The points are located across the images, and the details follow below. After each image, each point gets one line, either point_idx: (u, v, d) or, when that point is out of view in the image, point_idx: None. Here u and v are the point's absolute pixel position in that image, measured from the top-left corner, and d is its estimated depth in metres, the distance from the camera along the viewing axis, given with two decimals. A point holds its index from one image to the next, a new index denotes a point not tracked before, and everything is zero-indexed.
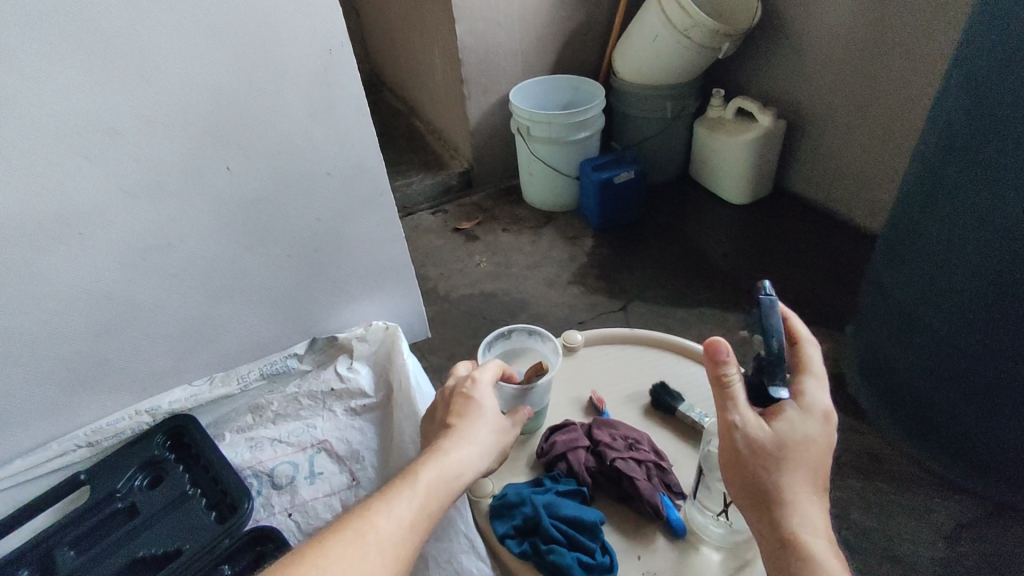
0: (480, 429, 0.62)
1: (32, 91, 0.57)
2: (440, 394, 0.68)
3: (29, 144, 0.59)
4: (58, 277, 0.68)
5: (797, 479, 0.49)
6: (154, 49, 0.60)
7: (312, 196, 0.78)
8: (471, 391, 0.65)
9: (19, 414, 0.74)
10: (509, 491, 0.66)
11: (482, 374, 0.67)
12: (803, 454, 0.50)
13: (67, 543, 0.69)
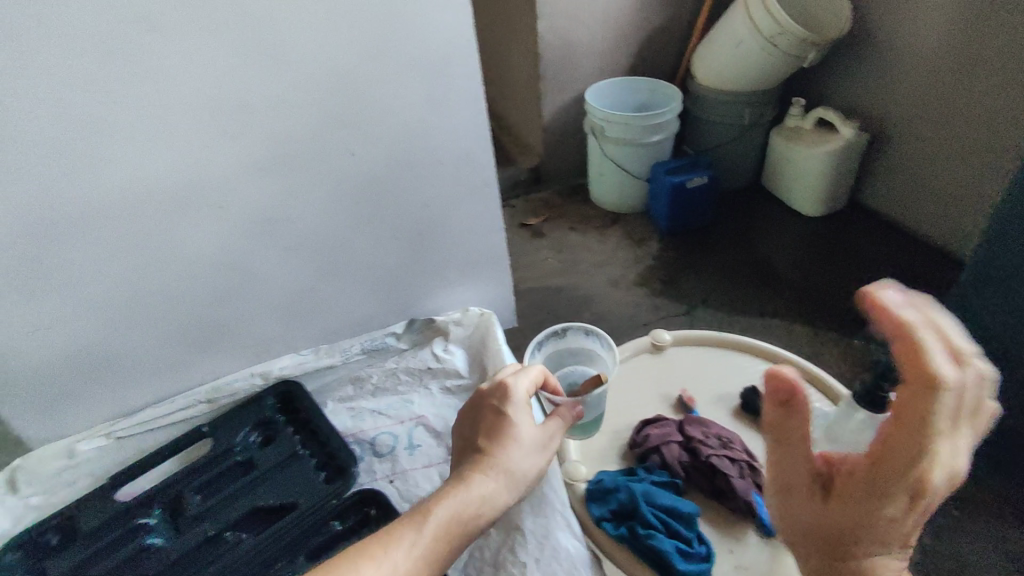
0: (515, 454, 0.58)
1: (190, 71, 0.63)
2: (472, 398, 0.64)
3: (182, 120, 0.66)
4: (195, 243, 0.74)
5: (867, 534, 0.44)
6: (296, 37, 0.65)
7: (421, 182, 0.81)
8: (505, 407, 0.60)
9: (146, 367, 0.81)
10: (604, 478, 0.70)
11: (520, 385, 0.62)
12: (879, 513, 0.43)
13: (194, 488, 0.75)
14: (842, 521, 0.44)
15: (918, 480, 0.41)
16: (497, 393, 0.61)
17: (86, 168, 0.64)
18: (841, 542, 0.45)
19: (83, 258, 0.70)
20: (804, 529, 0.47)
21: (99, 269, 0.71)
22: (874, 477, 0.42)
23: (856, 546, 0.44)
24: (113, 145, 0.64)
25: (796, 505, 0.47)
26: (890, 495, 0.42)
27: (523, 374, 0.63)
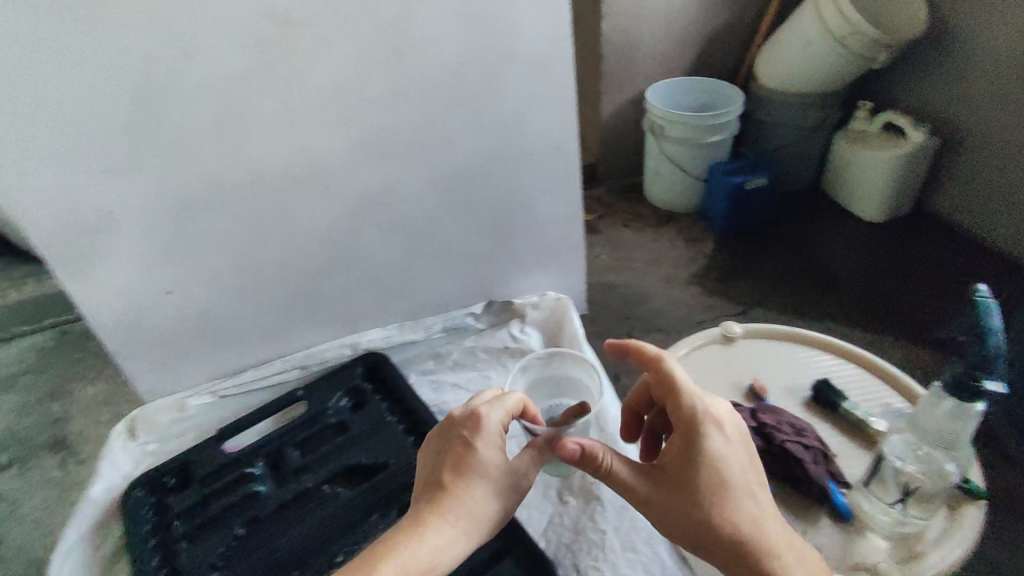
0: (484, 495, 0.56)
1: (314, 61, 0.71)
2: (442, 423, 0.60)
3: (303, 104, 0.74)
4: (303, 217, 0.82)
5: (721, 485, 0.53)
6: (410, 32, 0.72)
7: (513, 171, 0.86)
8: (474, 440, 0.57)
9: (254, 332, 0.90)
10: None
11: (495, 417, 0.58)
12: (712, 462, 0.53)
13: (293, 444, 0.82)
14: (693, 483, 0.53)
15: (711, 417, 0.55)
16: (468, 424, 0.58)
17: (217, 147, 0.74)
18: (710, 503, 0.53)
19: (205, 229, 0.80)
20: (679, 520, 0.53)
21: (218, 239, 0.81)
22: (684, 436, 0.55)
23: (721, 500, 0.53)
24: (239, 128, 0.73)
25: (664, 506, 0.54)
26: (708, 440, 0.54)
27: (501, 403, 0.60)
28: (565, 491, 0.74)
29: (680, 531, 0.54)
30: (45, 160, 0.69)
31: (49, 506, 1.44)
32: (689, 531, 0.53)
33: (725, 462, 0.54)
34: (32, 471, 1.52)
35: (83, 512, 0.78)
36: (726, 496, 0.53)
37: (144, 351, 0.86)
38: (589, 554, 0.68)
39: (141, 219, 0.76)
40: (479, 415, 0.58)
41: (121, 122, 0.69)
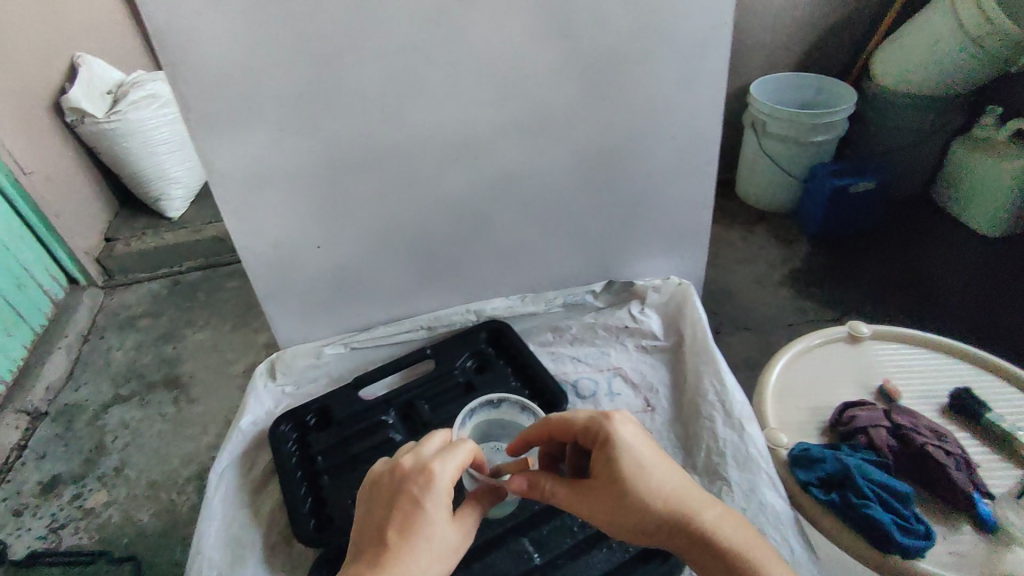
0: (429, 559, 0.56)
1: (483, 36, 0.74)
2: (387, 475, 0.60)
3: (467, 78, 0.77)
4: (449, 185, 0.86)
5: (643, 473, 0.59)
6: (576, 10, 0.74)
7: (651, 154, 0.87)
8: (422, 500, 0.57)
9: (387, 290, 0.95)
10: (811, 447, 0.73)
11: (445, 474, 0.58)
12: (629, 460, 0.59)
13: (423, 398, 0.87)
14: (617, 477, 0.59)
15: (615, 422, 0.60)
16: (418, 482, 0.57)
17: (382, 116, 0.79)
18: (637, 489, 0.58)
19: (359, 192, 0.85)
20: (618, 513, 0.59)
21: (368, 201, 0.86)
22: (600, 445, 0.60)
23: (646, 485, 0.58)
24: (404, 97, 0.77)
25: (602, 506, 0.59)
26: (619, 442, 0.59)
27: (455, 457, 0.60)
28: (688, 469, 0.76)
29: (623, 522, 0.59)
30: (237, 116, 0.75)
31: (165, 438, 1.57)
32: (629, 521, 0.59)
33: (638, 454, 0.59)
34: (149, 406, 1.66)
35: (234, 440, 0.86)
36: (647, 481, 0.59)
37: (288, 300, 0.93)
38: None
39: (303, 177, 0.82)
40: (433, 469, 0.58)
41: (306, 88, 0.75)
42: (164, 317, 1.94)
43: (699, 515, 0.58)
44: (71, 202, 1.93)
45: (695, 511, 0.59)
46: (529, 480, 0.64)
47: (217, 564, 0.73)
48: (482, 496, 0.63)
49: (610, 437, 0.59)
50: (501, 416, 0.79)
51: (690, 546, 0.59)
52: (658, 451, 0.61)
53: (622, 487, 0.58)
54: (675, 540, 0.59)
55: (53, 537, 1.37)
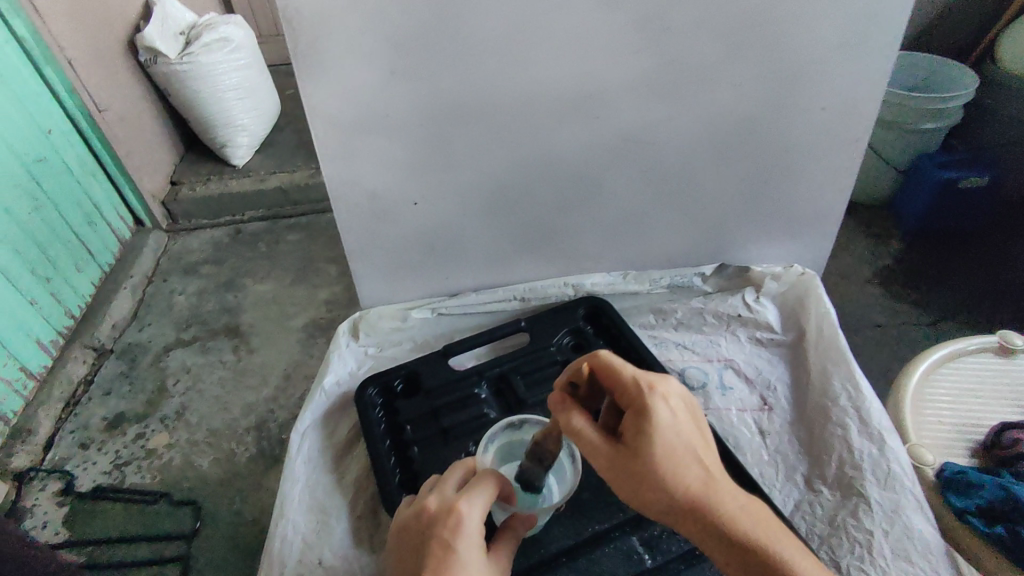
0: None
1: None
2: (416, 519, 0.56)
3: (602, 25, 0.67)
4: (561, 149, 0.77)
5: (674, 451, 0.53)
6: None
7: (794, 127, 0.77)
8: (454, 542, 0.53)
9: (480, 257, 0.88)
10: (967, 471, 0.67)
11: (473, 515, 0.54)
12: (662, 433, 0.53)
13: (518, 373, 0.82)
14: (648, 448, 0.53)
15: (657, 392, 0.55)
16: (446, 525, 0.54)
17: (500, 64, 0.69)
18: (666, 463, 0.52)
19: (467, 147, 0.76)
20: (636, 482, 0.53)
21: (475, 154, 0.77)
22: (635, 412, 0.54)
23: (676, 462, 0.53)
24: (527, 43, 0.67)
25: (622, 468, 0.54)
26: (656, 414, 0.53)
27: (478, 492, 0.56)
28: (815, 479, 0.69)
29: (639, 492, 0.53)
30: (342, 49, 0.66)
31: (226, 385, 1.58)
32: (647, 492, 0.53)
33: (675, 432, 0.53)
34: (210, 352, 1.66)
35: (316, 400, 0.82)
36: (676, 459, 0.53)
37: (374, 258, 0.86)
38: (852, 552, 0.63)
39: (397, 127, 0.73)
40: (461, 510, 0.54)
41: (422, 27, 0.65)
42: (225, 265, 1.94)
43: (726, 506, 0.52)
44: (139, 141, 1.91)
45: (722, 500, 0.52)
46: (561, 401, 0.57)
47: (303, 531, 0.71)
48: (515, 526, 0.59)
49: (649, 403, 0.54)
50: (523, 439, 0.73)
51: (706, 533, 0.52)
52: (697, 433, 0.55)
53: (649, 458, 0.53)
54: (689, 525, 0.53)
55: (117, 473, 1.39)
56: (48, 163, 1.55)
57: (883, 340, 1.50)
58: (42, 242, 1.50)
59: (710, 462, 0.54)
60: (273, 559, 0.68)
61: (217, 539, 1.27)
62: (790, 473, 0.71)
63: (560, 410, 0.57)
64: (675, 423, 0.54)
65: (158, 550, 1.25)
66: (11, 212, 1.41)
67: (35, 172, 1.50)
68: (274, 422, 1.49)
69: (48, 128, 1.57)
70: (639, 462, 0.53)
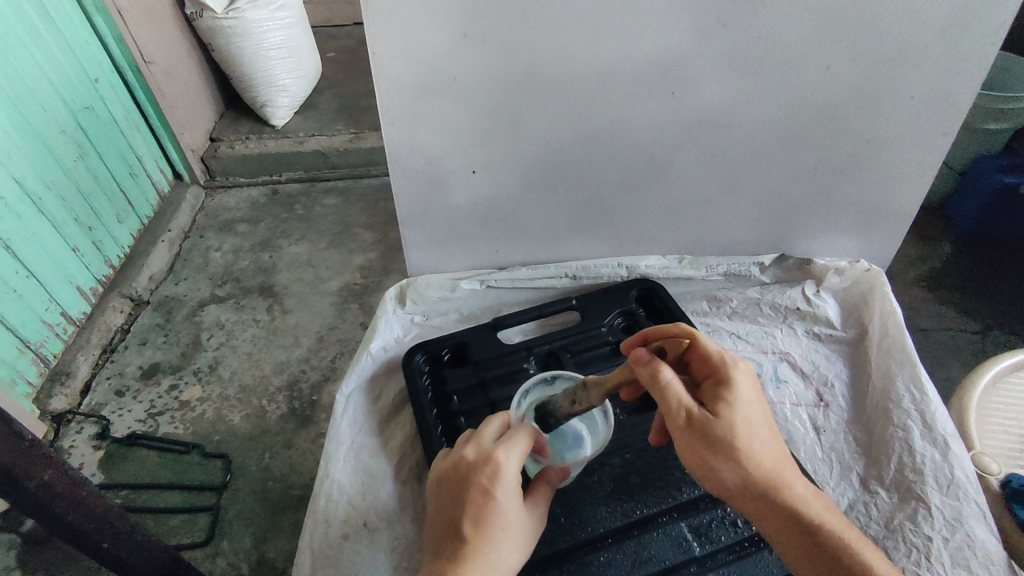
0: (509, 547, 0.52)
1: None
2: (453, 466, 0.54)
3: None
4: (631, 125, 0.75)
5: (753, 424, 0.53)
6: None
7: (877, 116, 0.73)
8: (493, 491, 0.52)
9: (535, 232, 0.87)
10: None
11: (512, 464, 0.53)
12: (744, 405, 0.53)
13: (568, 350, 0.81)
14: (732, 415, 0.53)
15: (740, 369, 0.55)
16: (485, 474, 0.52)
17: (579, 31, 0.66)
18: (745, 433, 0.52)
19: (535, 116, 0.73)
20: (715, 448, 0.52)
21: (542, 124, 0.74)
22: (715, 382, 0.55)
23: (754, 436, 0.53)
24: (608, 10, 0.65)
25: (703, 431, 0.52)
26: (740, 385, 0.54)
27: (516, 443, 0.54)
28: (872, 480, 0.68)
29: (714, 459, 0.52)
30: (416, 8, 0.63)
31: (259, 343, 1.59)
32: (723, 459, 0.52)
33: (754, 407, 0.54)
34: (244, 310, 1.68)
35: (363, 363, 0.83)
36: (758, 435, 0.53)
37: (427, 225, 0.85)
38: (909, 557, 0.61)
39: (464, 92, 0.71)
40: (499, 459, 0.52)
41: None
42: (261, 225, 1.94)
43: (794, 484, 0.52)
44: (182, 96, 1.91)
45: (789, 479, 0.53)
46: (648, 355, 0.55)
47: (347, 492, 0.71)
48: (549, 477, 0.59)
49: (735, 374, 0.54)
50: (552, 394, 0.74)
51: (772, 512, 0.52)
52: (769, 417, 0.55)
53: (732, 425, 0.52)
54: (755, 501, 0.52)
55: (151, 422, 1.41)
56: (94, 112, 1.56)
57: (929, 344, 1.45)
58: (86, 191, 1.51)
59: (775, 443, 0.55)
60: (319, 516, 0.69)
61: (247, 492, 1.29)
62: (846, 472, 0.69)
63: (645, 363, 0.54)
64: (756, 401, 0.55)
65: (190, 499, 1.27)
66: (58, 158, 1.42)
67: (82, 121, 1.50)
68: (305, 382, 1.50)
69: (95, 76, 1.56)
70: (721, 428, 0.52)
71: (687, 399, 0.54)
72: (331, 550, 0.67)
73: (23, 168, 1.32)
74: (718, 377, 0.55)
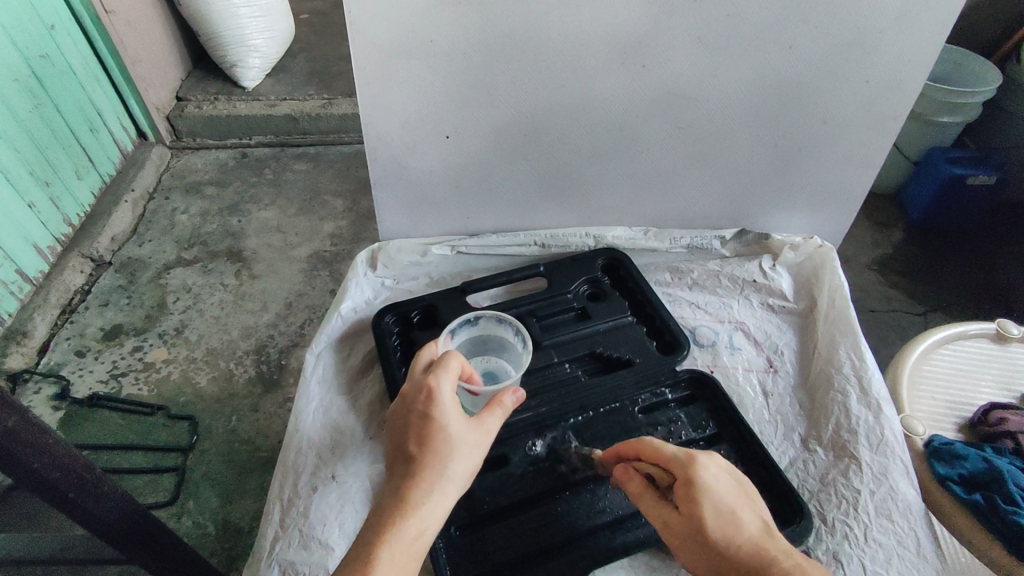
0: (460, 457, 0.54)
1: None
2: (396, 404, 0.57)
3: None
4: (601, 96, 0.77)
5: (722, 514, 0.54)
6: None
7: (836, 98, 0.77)
8: (430, 411, 0.54)
9: (506, 198, 0.88)
10: (953, 443, 0.72)
11: (444, 386, 0.56)
12: (709, 501, 0.55)
13: (533, 314, 0.83)
14: (699, 514, 0.54)
15: (700, 466, 0.56)
16: (420, 400, 0.55)
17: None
18: (718, 529, 0.54)
19: (509, 82, 0.75)
20: (698, 550, 0.54)
21: (516, 90, 0.75)
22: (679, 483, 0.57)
23: (728, 528, 0.54)
24: None
25: (687, 537, 0.55)
26: (699, 479, 0.55)
27: (445, 371, 0.57)
28: (811, 439, 0.72)
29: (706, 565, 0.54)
30: None
31: (226, 307, 1.58)
32: (711, 560, 0.54)
33: (719, 497, 0.55)
34: (211, 273, 1.66)
35: (334, 323, 0.84)
36: (724, 526, 0.54)
37: (399, 188, 0.86)
38: (839, 507, 0.65)
39: (438, 54, 0.71)
40: (430, 384, 0.55)
41: None
42: (229, 188, 1.91)
43: (778, 562, 0.52)
44: (147, 51, 1.84)
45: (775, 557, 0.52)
46: (626, 472, 0.62)
47: (316, 445, 0.73)
48: (500, 401, 0.58)
49: (689, 472, 0.56)
50: (481, 331, 0.79)
51: None
52: (743, 506, 0.55)
53: (698, 525, 0.54)
54: None
55: (114, 383, 1.40)
56: (50, 61, 1.49)
57: (877, 324, 1.52)
58: (44, 144, 1.46)
59: (762, 522, 0.55)
60: (288, 467, 0.71)
61: (213, 453, 1.29)
62: (789, 433, 0.74)
63: (625, 480, 0.61)
64: (720, 494, 0.55)
65: (153, 460, 1.27)
66: (10, 107, 1.36)
67: (37, 70, 1.44)
68: (273, 347, 1.50)
69: (51, 24, 1.50)
70: (686, 529, 0.55)
71: (657, 510, 0.58)
72: (298, 500, 0.69)
73: None
74: (679, 480, 0.57)
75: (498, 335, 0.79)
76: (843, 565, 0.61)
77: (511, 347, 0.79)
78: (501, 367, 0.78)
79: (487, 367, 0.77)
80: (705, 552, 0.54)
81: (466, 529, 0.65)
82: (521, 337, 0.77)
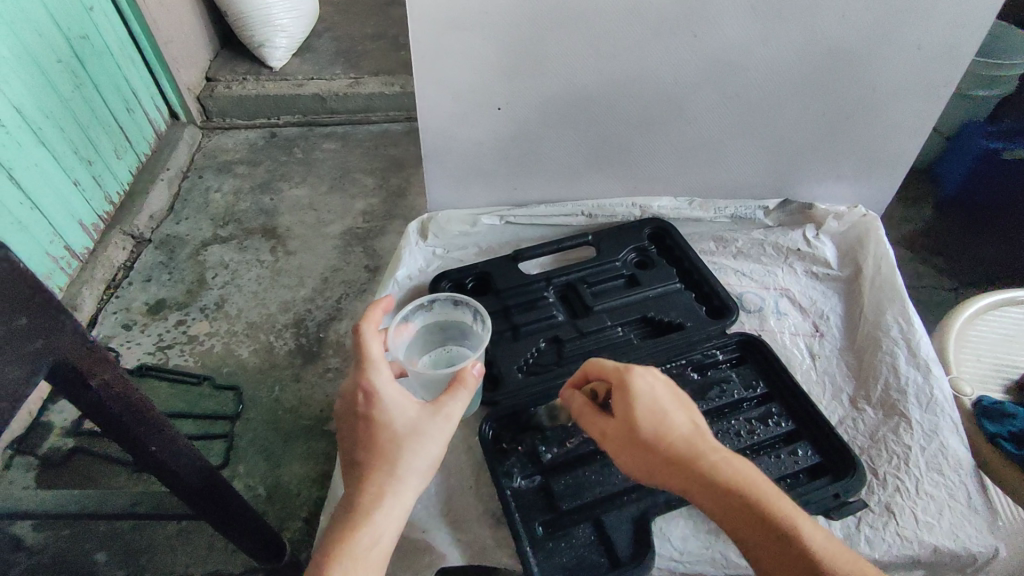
0: (409, 453, 0.56)
1: None
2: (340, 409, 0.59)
3: None
4: (653, 65, 0.78)
5: (654, 411, 0.57)
6: None
7: (884, 66, 0.78)
8: (370, 412, 0.56)
9: (555, 168, 0.90)
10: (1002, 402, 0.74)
11: (380, 384, 0.57)
12: (641, 400, 0.57)
13: (582, 282, 0.86)
14: (632, 412, 0.57)
15: (635, 368, 0.59)
16: (359, 403, 0.57)
17: None
18: (650, 423, 0.56)
19: (564, 52, 0.76)
20: (631, 447, 0.57)
21: (570, 59, 0.77)
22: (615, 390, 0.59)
23: (658, 422, 0.56)
24: None
25: (618, 437, 0.58)
26: (634, 382, 0.58)
27: (380, 367, 0.58)
28: (860, 399, 0.74)
29: (636, 458, 0.57)
30: None
31: (263, 283, 1.62)
32: (642, 456, 0.56)
33: (652, 398, 0.58)
34: (247, 250, 1.69)
35: (389, 290, 0.87)
36: (657, 420, 0.57)
37: (448, 159, 0.88)
38: (890, 462, 0.68)
39: (495, 23, 0.73)
40: (364, 384, 0.57)
41: None
42: (260, 167, 1.94)
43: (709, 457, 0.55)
44: (178, 31, 1.87)
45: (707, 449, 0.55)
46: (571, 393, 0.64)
47: None
48: (457, 383, 0.59)
49: (625, 375, 0.58)
50: (435, 317, 0.78)
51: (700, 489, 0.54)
52: (676, 408, 0.58)
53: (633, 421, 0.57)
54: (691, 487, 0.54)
55: (161, 354, 1.44)
56: (89, 40, 1.52)
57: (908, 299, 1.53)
58: (85, 122, 1.49)
59: (694, 423, 0.58)
60: None
61: (259, 421, 1.34)
62: (837, 393, 0.76)
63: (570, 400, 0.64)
64: (652, 394, 0.58)
65: (204, 427, 1.32)
66: (56, 87, 1.39)
67: (76, 49, 1.47)
68: (311, 321, 1.54)
69: (90, 5, 1.52)
70: (620, 428, 0.58)
71: (596, 417, 0.60)
72: None
73: (22, 96, 1.30)
74: (615, 386, 0.59)
75: (454, 317, 0.78)
76: (895, 515, 0.64)
77: (470, 329, 0.77)
78: (461, 352, 0.77)
79: (447, 354, 0.77)
80: (638, 448, 0.56)
81: (531, 481, 0.68)
82: (476, 316, 0.76)
